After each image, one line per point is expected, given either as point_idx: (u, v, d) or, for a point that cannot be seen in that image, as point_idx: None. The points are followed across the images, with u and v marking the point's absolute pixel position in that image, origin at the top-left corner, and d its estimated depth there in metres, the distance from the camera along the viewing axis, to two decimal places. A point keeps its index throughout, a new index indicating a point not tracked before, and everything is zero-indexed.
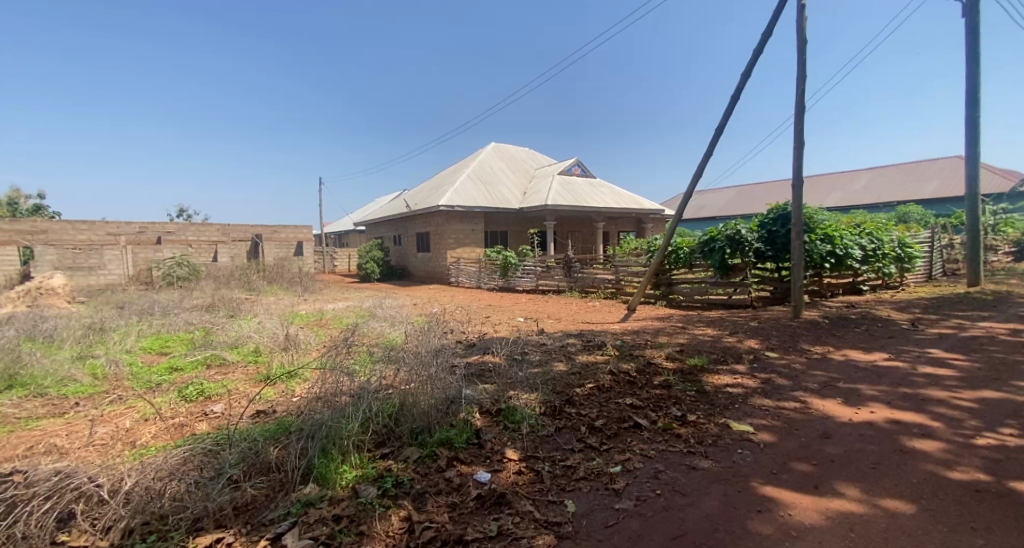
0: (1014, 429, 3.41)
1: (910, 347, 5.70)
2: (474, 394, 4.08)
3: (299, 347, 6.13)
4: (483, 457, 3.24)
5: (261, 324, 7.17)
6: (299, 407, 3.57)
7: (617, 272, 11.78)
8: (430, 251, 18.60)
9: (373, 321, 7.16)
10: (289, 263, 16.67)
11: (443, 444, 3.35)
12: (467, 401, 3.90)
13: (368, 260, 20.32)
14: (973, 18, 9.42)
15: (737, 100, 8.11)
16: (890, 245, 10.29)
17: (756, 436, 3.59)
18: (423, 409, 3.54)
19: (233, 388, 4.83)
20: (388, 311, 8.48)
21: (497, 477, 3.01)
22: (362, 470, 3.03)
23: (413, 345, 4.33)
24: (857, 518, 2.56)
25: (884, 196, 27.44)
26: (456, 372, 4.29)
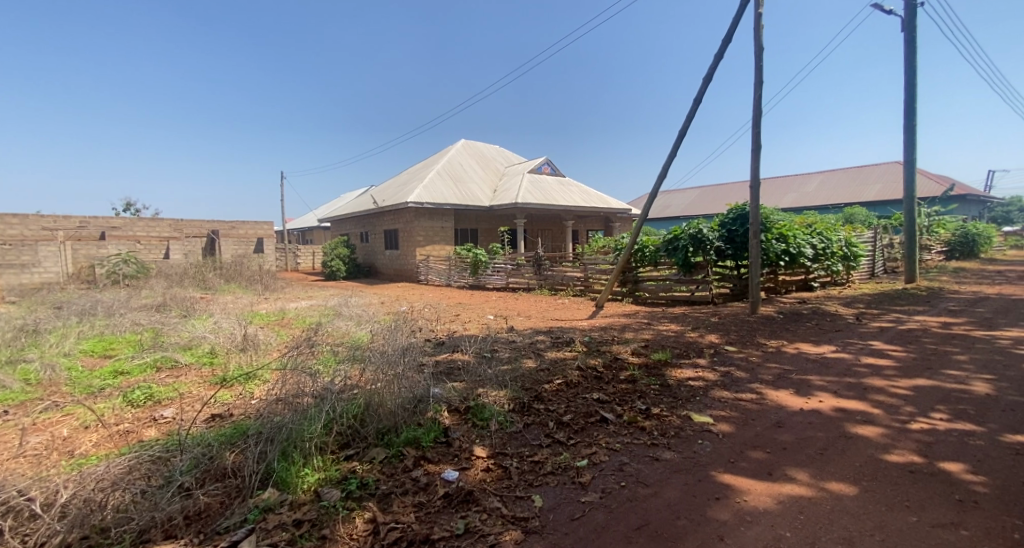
0: (943, 413, 3.71)
1: (855, 340, 6.09)
2: (441, 392, 4.10)
3: (259, 348, 5.98)
4: (451, 455, 3.27)
5: (218, 324, 6.95)
6: (258, 410, 3.51)
7: (586, 270, 11.98)
8: (398, 249, 18.39)
9: (339, 320, 7.05)
10: (247, 260, 16.14)
11: (410, 444, 3.36)
12: (435, 400, 3.91)
13: (334, 257, 19.83)
14: (911, 33, 10.06)
15: (700, 102, 8.41)
16: (839, 245, 10.89)
17: (716, 427, 3.76)
18: (389, 409, 3.53)
19: (185, 392, 4.67)
20: (354, 310, 8.37)
21: (465, 476, 3.05)
22: (325, 473, 3.00)
23: (380, 343, 4.33)
24: (805, 501, 2.73)
25: (833, 198, 28.94)
26: (424, 371, 4.30)
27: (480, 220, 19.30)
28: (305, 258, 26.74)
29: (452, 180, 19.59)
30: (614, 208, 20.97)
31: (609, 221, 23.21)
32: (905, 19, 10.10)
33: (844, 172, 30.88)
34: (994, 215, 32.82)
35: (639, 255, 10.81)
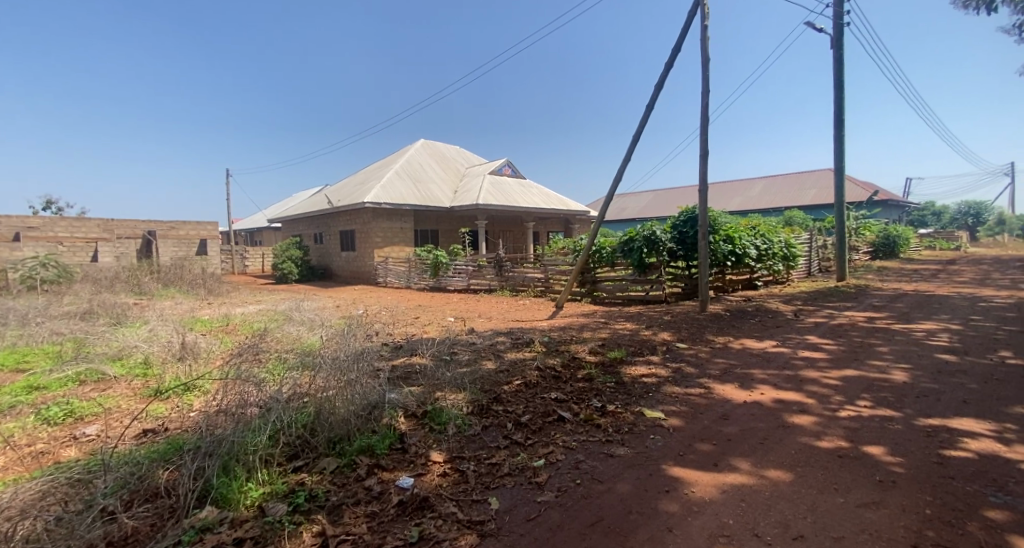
0: (867, 401, 4.02)
1: (793, 335, 6.49)
2: (398, 397, 4.05)
3: (199, 356, 5.70)
4: (406, 462, 3.25)
5: (152, 331, 6.57)
6: (195, 424, 3.34)
7: (546, 271, 12.13)
8: (355, 250, 17.99)
9: (289, 325, 6.83)
10: (188, 263, 15.34)
11: (364, 452, 3.31)
12: (391, 406, 3.87)
13: (285, 259, 19.14)
14: (839, 50, 10.79)
15: (652, 109, 8.71)
16: (779, 246, 11.55)
17: (667, 421, 3.92)
18: (342, 416, 3.47)
19: (112, 407, 4.40)
20: (306, 314, 8.12)
21: (421, 482, 3.03)
22: (270, 487, 2.91)
23: (332, 349, 4.22)
24: (746, 489, 2.89)
25: (775, 202, 30.62)
26: (380, 375, 4.24)
27: (440, 220, 19.11)
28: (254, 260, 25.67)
29: (412, 180, 19.31)
30: (574, 210, 21.30)
31: (569, 223, 23.56)
32: (834, 37, 10.83)
33: (784, 178, 32.73)
34: (914, 218, 35.79)
35: (597, 256, 11.06)
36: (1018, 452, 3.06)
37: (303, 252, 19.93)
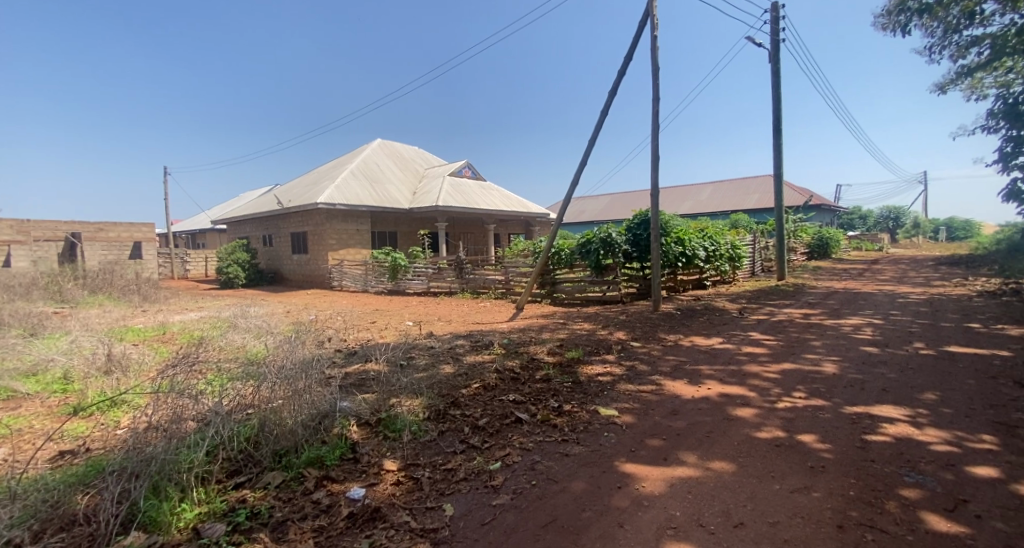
0: (802, 392, 4.29)
1: (738, 331, 6.83)
2: (351, 405, 3.96)
3: (128, 369, 5.36)
4: (358, 472, 3.18)
5: (75, 343, 6.11)
6: (121, 442, 3.13)
7: (507, 272, 12.19)
8: (307, 253, 17.43)
9: (234, 333, 6.54)
10: (118, 268, 14.35)
11: (312, 464, 3.22)
12: (342, 415, 3.78)
13: (230, 263, 18.27)
14: (777, 63, 11.42)
15: (606, 114, 8.92)
16: (726, 247, 12.11)
17: (620, 418, 4.04)
18: (289, 428, 3.36)
19: (24, 427, 4.07)
20: (252, 321, 7.78)
21: (372, 492, 2.98)
22: (207, 507, 2.78)
23: (278, 357, 4.08)
24: (693, 481, 3.02)
25: (722, 206, 32.03)
26: (332, 383, 4.13)
27: (399, 222, 18.78)
28: (196, 264, 24.33)
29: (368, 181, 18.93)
30: (534, 212, 21.46)
31: (530, 225, 23.73)
32: (772, 51, 11.45)
33: (730, 183, 34.32)
34: (847, 221, 38.33)
35: (556, 257, 11.23)
36: (929, 434, 3.34)
37: (250, 255, 19.10)
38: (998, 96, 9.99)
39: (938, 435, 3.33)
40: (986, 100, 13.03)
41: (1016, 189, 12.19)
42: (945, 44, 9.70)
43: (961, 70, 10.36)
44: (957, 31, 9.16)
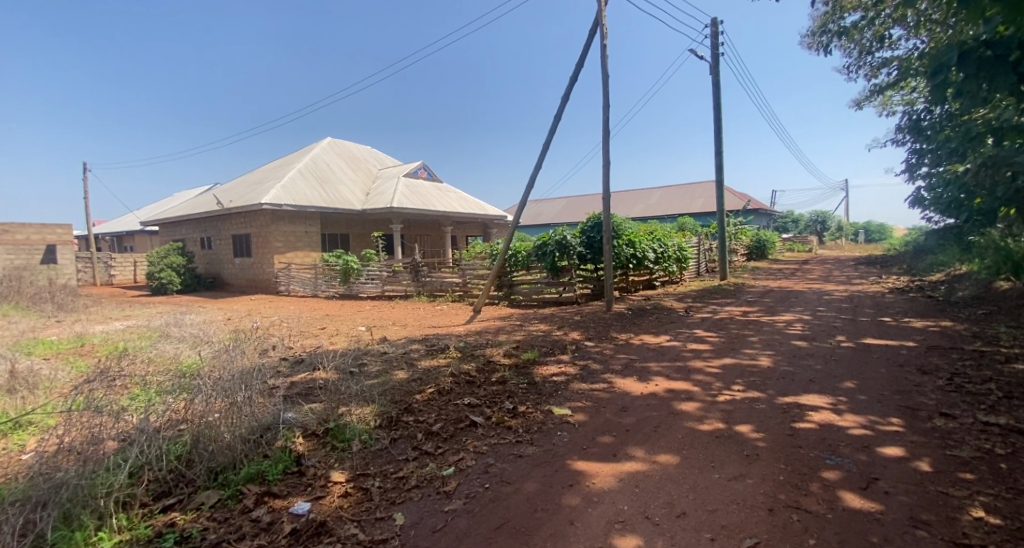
0: (740, 385, 4.55)
1: (685, 329, 7.15)
2: (296, 417, 3.84)
3: (38, 386, 4.94)
4: (302, 486, 3.10)
5: None
6: (28, 468, 2.88)
7: (464, 275, 12.16)
8: (250, 256, 16.68)
9: (166, 343, 6.17)
10: (30, 275, 13.16)
11: (252, 480, 3.10)
12: (286, 427, 3.66)
13: (163, 268, 17.19)
14: (716, 76, 12.01)
15: (559, 119, 9.08)
16: (674, 249, 12.63)
17: (573, 417, 4.13)
18: (226, 443, 3.21)
19: None
20: (187, 330, 7.35)
21: (318, 506, 2.91)
22: (131, 533, 2.61)
23: (216, 368, 3.89)
24: (640, 475, 3.14)
25: (670, 210, 33.29)
26: (276, 394, 3.99)
27: (351, 224, 18.30)
28: (123, 269, 22.69)
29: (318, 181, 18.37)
30: (491, 214, 21.54)
31: (487, 227, 23.80)
32: (712, 64, 12.05)
33: (678, 188, 35.74)
34: (784, 224, 40.77)
35: (513, 260, 11.33)
36: (847, 420, 3.63)
37: (186, 259, 18.06)
38: (904, 113, 10.99)
39: (856, 420, 3.62)
40: (896, 115, 14.29)
41: (922, 196, 13.45)
42: (861, 65, 10.58)
43: (873, 88, 11.31)
44: (870, 53, 9.99)
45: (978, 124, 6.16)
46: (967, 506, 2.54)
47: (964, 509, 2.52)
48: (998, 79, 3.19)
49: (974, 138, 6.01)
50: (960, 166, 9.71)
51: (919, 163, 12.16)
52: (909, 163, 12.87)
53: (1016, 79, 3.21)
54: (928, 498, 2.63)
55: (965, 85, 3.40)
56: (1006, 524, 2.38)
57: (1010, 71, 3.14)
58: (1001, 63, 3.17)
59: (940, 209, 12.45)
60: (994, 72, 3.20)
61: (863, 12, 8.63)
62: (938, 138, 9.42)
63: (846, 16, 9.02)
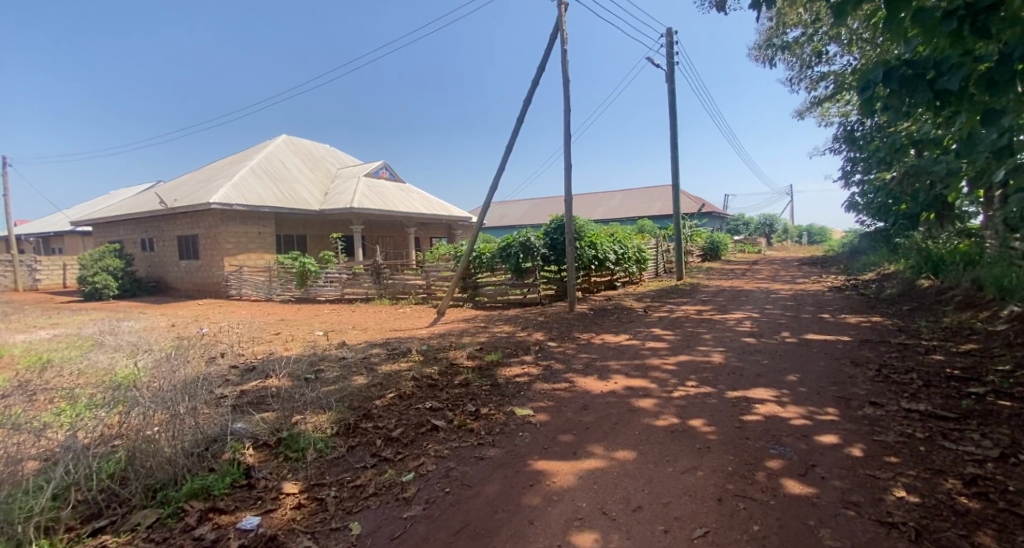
0: (694, 381, 4.73)
1: (644, 328, 7.36)
2: (246, 427, 3.71)
3: None
4: (252, 499, 3.00)
5: None
6: None
7: (427, 277, 12.05)
8: (198, 259, 15.95)
9: (101, 353, 5.80)
10: None
11: (197, 496, 2.97)
12: (234, 438, 3.52)
13: (96, 272, 16.16)
14: (672, 84, 12.42)
15: (521, 122, 9.16)
16: (634, 250, 12.97)
17: (535, 417, 4.18)
18: (167, 458, 3.05)
19: None
20: (126, 338, 6.93)
21: (269, 519, 2.82)
22: None
23: (156, 377, 3.69)
24: (599, 472, 3.22)
25: (630, 212, 34.12)
26: (223, 404, 3.84)
27: (308, 225, 17.84)
28: (50, 273, 21.34)
29: (274, 180, 17.76)
30: (455, 214, 21.49)
31: (450, 228, 23.70)
32: (667, 72, 12.46)
33: (637, 191, 36.68)
34: (737, 226, 42.52)
35: (477, 261, 11.32)
36: (790, 411, 3.84)
37: (124, 262, 17.07)
38: (840, 123, 11.73)
39: (797, 411, 3.84)
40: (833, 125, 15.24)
41: (855, 201, 14.39)
42: (803, 78, 11.21)
43: (813, 100, 12.00)
44: (810, 66, 10.60)
45: (901, 137, 6.66)
46: (891, 487, 2.75)
47: (889, 490, 2.72)
48: (917, 95, 3.23)
49: (899, 148, 6.50)
50: (888, 174, 10.46)
51: (854, 171, 13.01)
52: (845, 170, 13.74)
53: (933, 96, 3.27)
54: (858, 481, 2.82)
55: (888, 101, 3.43)
56: (924, 502, 2.59)
57: (930, 87, 3.17)
58: (921, 80, 3.20)
59: (871, 213, 13.35)
60: (914, 88, 3.23)
61: (803, 29, 9.13)
62: (870, 147, 10.12)
63: (788, 31, 9.52)
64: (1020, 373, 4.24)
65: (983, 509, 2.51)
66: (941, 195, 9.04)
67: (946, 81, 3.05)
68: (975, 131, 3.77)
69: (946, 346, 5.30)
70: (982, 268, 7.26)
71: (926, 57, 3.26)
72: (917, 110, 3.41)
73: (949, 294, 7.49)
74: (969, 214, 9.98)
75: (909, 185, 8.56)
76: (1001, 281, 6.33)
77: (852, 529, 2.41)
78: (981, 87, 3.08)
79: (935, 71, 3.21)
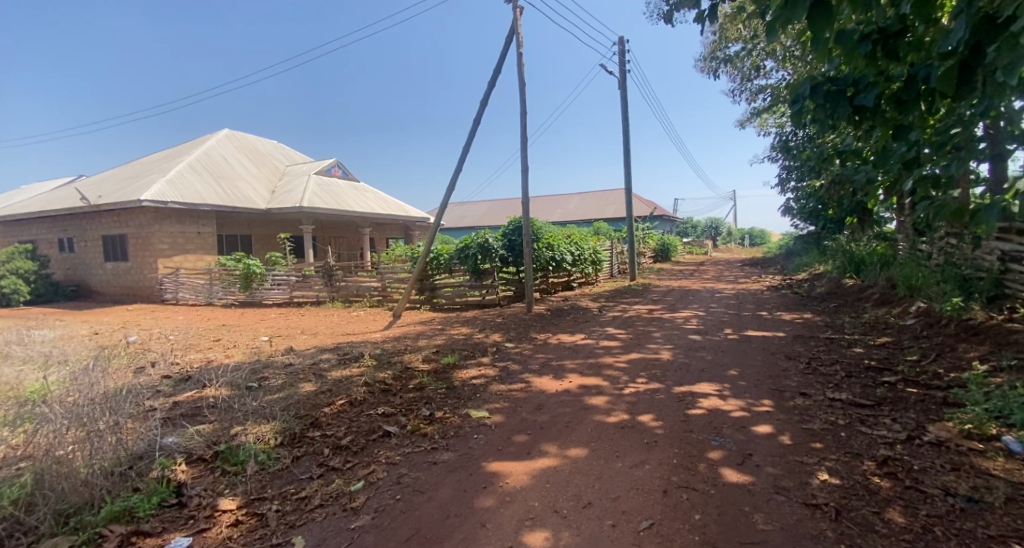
0: (644, 378, 4.83)
1: (598, 327, 7.47)
2: (178, 442, 3.47)
3: None
4: (183, 519, 2.80)
5: None
6: None
7: (383, 279, 11.75)
8: (127, 261, 14.93)
9: (10, 365, 5.25)
10: None
11: (119, 518, 2.74)
12: (163, 455, 3.27)
13: (5, 275, 14.61)
14: (624, 91, 12.72)
15: (477, 123, 9.10)
16: (590, 251, 13.18)
17: (490, 419, 4.14)
18: (83, 479, 2.78)
19: None
20: (44, 348, 6.33)
21: (201, 540, 2.64)
22: None
23: (71, 391, 3.37)
24: (551, 470, 3.22)
25: (585, 215, 34.72)
26: (152, 418, 3.56)
27: (253, 224, 17.06)
28: None
29: (217, 178, 16.86)
30: (410, 214, 21.18)
31: (406, 229, 23.33)
32: (619, 80, 12.75)
33: (593, 194, 37.38)
34: (686, 229, 44.16)
35: (435, 263, 11.15)
36: (730, 404, 3.99)
37: (39, 265, 15.68)
38: (775, 134, 12.40)
39: (737, 403, 3.99)
40: (772, 135, 16.09)
41: (790, 206, 15.24)
42: (744, 89, 11.76)
43: (752, 110, 12.63)
44: (750, 79, 11.14)
45: (829, 147, 7.12)
46: (816, 471, 2.89)
47: (814, 473, 2.87)
48: (839, 111, 3.44)
49: (826, 158, 6.94)
50: (818, 182, 11.16)
51: (788, 178, 13.79)
52: (781, 177, 14.55)
53: (852, 111, 3.49)
54: (790, 467, 2.95)
55: (815, 115, 3.63)
56: (844, 483, 2.74)
57: (850, 103, 3.38)
58: (842, 96, 3.41)
59: (803, 217, 14.19)
60: (836, 104, 3.44)
61: (743, 44, 9.56)
62: (802, 157, 10.78)
63: (730, 45, 9.94)
64: (926, 362, 4.61)
65: (893, 487, 2.69)
66: (862, 202, 9.72)
67: (863, 98, 3.26)
68: (887, 144, 4.08)
69: (865, 340, 5.68)
70: (896, 268, 7.87)
71: (846, 75, 3.48)
72: (840, 124, 3.62)
73: (869, 291, 8.06)
74: (885, 219, 10.80)
75: (835, 192, 9.17)
76: (910, 280, 6.86)
77: (782, 512, 2.51)
78: (891, 104, 3.32)
79: (854, 88, 3.43)
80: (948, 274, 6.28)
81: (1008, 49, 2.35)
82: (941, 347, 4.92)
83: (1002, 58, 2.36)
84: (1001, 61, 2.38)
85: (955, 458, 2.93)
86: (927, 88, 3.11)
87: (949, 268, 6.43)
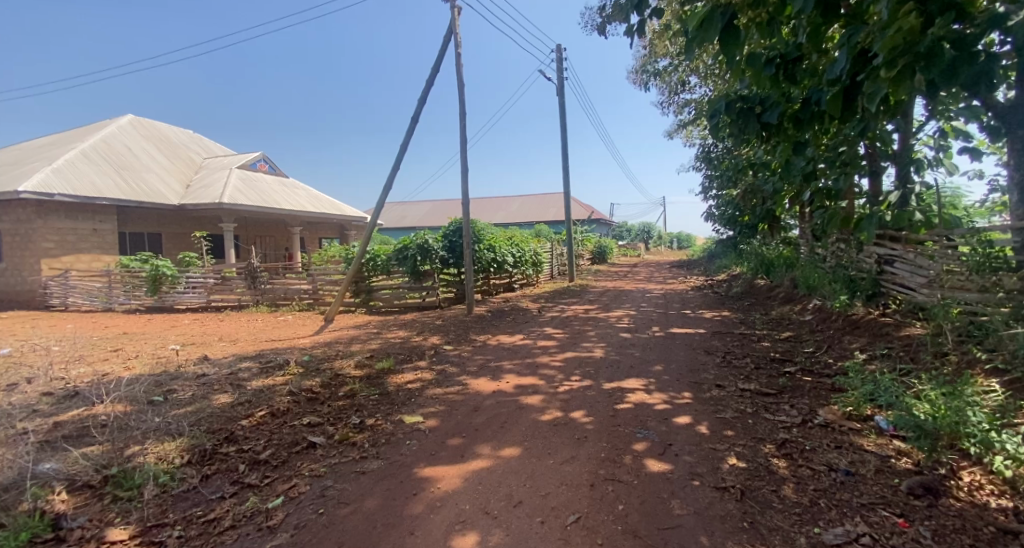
0: (578, 376, 4.89)
1: (536, 328, 7.52)
2: (60, 469, 3.06)
3: None
4: None
5: None
6: None
7: (314, 282, 11.20)
8: (3, 261, 13.19)
9: None
10: None
11: None
12: (38, 485, 2.87)
13: None
14: (561, 97, 12.97)
15: (414, 122, 8.89)
16: (530, 253, 13.28)
17: (424, 424, 4.02)
18: None
19: None
20: None
21: None
22: None
23: None
24: (484, 472, 3.17)
25: (524, 217, 35.08)
26: (28, 443, 3.12)
27: (162, 221, 15.64)
28: None
29: (122, 171, 15.34)
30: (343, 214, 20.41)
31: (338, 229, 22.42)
32: (557, 86, 12.98)
33: (533, 198, 37.87)
34: (621, 231, 45.86)
35: (371, 264, 10.76)
36: (655, 397, 4.13)
37: None
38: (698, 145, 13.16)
39: (662, 397, 4.15)
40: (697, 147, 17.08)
41: (711, 212, 16.22)
42: (672, 102, 12.36)
43: (679, 122, 13.32)
44: (677, 93, 11.74)
45: (743, 159, 7.63)
46: (727, 456, 3.05)
47: (724, 459, 3.02)
48: (748, 127, 3.65)
49: (740, 169, 7.43)
50: (733, 190, 11.98)
51: (710, 187, 14.66)
52: (704, 185, 15.45)
53: (760, 127, 3.72)
54: (704, 455, 3.09)
55: (728, 129, 3.83)
56: (749, 466, 2.91)
57: (758, 121, 3.59)
58: (751, 113, 3.63)
59: (722, 223, 15.14)
60: (746, 120, 3.65)
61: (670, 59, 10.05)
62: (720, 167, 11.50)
63: (659, 60, 10.41)
64: (821, 353, 5.04)
65: (789, 467, 2.88)
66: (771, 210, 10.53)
67: (768, 115, 3.48)
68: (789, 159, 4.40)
69: (772, 334, 6.12)
70: (798, 269, 8.58)
71: (754, 93, 3.71)
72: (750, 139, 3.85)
73: (776, 290, 8.73)
74: (790, 226, 11.78)
75: (748, 200, 9.85)
76: (809, 280, 7.45)
77: (697, 497, 2.62)
78: (791, 123, 3.58)
79: (761, 106, 3.66)
80: (837, 274, 6.86)
81: (877, 80, 2.59)
82: (832, 339, 5.40)
83: (870, 87, 2.60)
84: (870, 90, 2.62)
85: (839, 437, 3.20)
86: (819, 110, 3.37)
87: (839, 269, 7.06)
